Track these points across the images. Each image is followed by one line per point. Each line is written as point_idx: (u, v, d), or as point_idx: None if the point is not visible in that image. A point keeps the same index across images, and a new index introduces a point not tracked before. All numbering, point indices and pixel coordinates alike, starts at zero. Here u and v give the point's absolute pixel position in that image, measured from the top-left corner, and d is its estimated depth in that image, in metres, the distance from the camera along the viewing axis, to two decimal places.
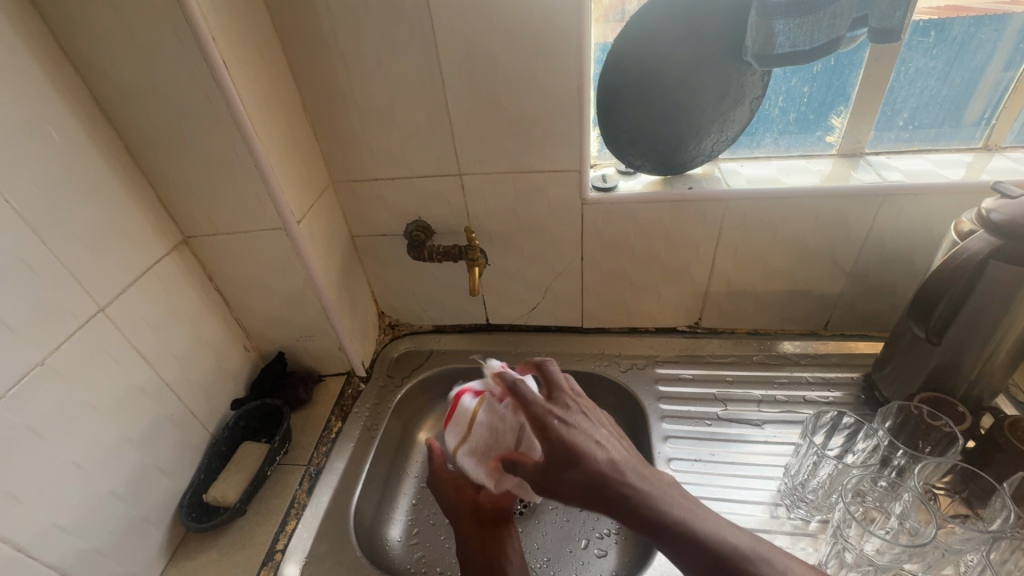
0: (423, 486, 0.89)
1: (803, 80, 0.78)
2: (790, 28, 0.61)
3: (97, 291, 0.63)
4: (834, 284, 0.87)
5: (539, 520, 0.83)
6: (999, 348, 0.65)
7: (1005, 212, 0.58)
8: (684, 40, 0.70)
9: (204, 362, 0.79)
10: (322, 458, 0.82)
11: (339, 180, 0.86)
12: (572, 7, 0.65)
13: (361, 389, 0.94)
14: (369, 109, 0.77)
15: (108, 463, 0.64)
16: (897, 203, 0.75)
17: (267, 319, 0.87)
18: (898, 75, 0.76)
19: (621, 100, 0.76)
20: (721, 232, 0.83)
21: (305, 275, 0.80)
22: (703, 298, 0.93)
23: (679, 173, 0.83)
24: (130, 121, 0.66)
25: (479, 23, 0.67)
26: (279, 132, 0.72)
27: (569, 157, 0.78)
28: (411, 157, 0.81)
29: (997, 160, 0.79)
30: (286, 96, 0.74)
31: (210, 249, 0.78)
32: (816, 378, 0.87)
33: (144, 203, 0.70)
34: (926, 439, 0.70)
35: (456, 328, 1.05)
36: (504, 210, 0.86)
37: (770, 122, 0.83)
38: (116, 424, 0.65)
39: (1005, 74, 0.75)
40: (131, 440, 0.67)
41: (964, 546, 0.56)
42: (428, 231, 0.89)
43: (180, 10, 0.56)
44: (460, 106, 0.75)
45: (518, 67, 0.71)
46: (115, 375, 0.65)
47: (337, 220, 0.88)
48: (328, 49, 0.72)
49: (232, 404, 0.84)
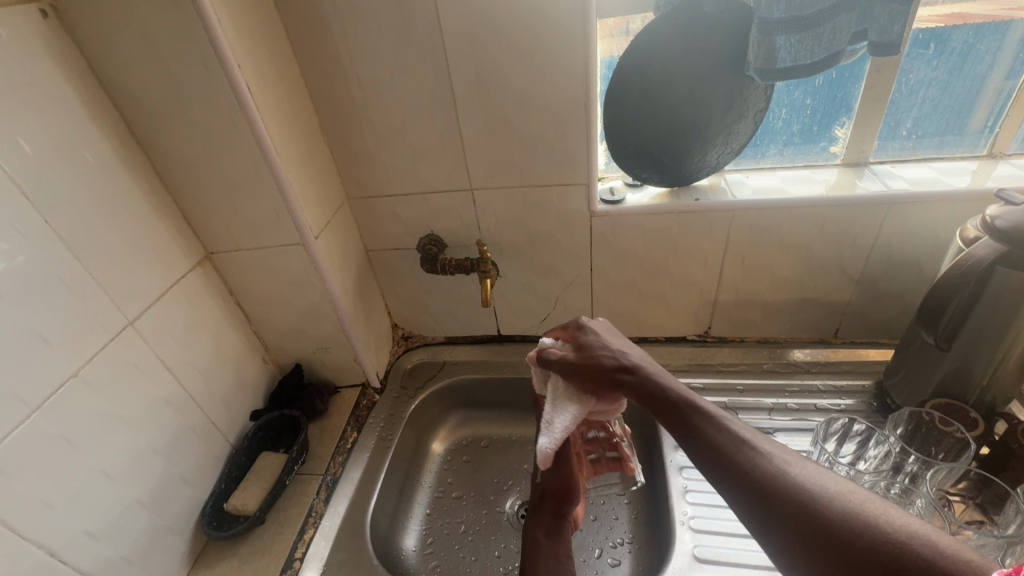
0: (437, 496, 0.91)
1: (805, 93, 0.80)
2: (790, 43, 0.63)
3: (127, 306, 0.66)
4: (843, 291, 0.87)
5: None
6: (1009, 354, 0.66)
7: (1011, 219, 0.58)
8: (688, 56, 0.72)
9: (224, 373, 0.81)
10: (339, 468, 0.84)
11: (353, 196, 0.89)
12: (578, 28, 0.68)
13: (375, 400, 0.96)
14: (383, 128, 0.80)
15: (134, 474, 0.66)
16: (903, 211, 0.76)
17: (285, 332, 0.89)
18: (899, 86, 0.78)
19: (627, 115, 0.79)
20: (729, 242, 0.84)
21: (322, 288, 0.82)
22: (712, 307, 0.94)
23: (685, 184, 0.85)
24: (158, 144, 0.69)
25: (490, 44, 0.70)
26: (298, 152, 0.75)
27: (578, 171, 0.80)
28: (425, 173, 0.84)
29: (1003, 166, 0.79)
30: (304, 117, 0.77)
31: (231, 264, 0.81)
32: (827, 386, 0.87)
33: (170, 221, 0.73)
34: (938, 445, 0.71)
35: (468, 339, 1.07)
36: (515, 223, 0.88)
37: (774, 134, 0.85)
38: (143, 434, 0.67)
39: (1008, 82, 0.76)
40: (156, 450, 0.69)
41: (979, 551, 0.56)
42: (441, 244, 0.91)
43: (208, 38, 0.59)
44: (471, 123, 0.78)
45: (527, 85, 0.73)
46: (142, 386, 0.67)
47: (352, 235, 0.91)
48: (345, 72, 0.75)
49: (251, 415, 0.86)
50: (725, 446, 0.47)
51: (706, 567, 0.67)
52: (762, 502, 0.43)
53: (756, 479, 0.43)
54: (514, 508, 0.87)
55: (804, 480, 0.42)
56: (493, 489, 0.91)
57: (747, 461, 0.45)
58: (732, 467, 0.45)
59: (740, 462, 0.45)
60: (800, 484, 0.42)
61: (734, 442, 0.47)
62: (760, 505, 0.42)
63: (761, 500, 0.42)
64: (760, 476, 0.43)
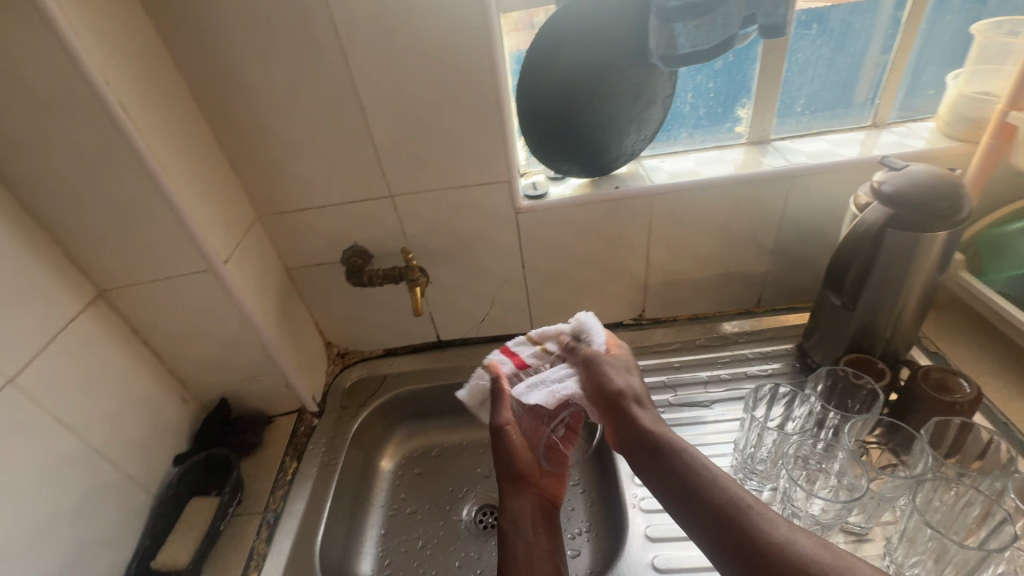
0: (390, 514, 0.88)
1: (707, 77, 0.83)
2: (688, 29, 0.64)
3: (4, 362, 0.58)
4: (760, 263, 0.92)
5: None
6: (906, 306, 0.71)
7: (894, 183, 0.65)
8: (596, 46, 0.72)
9: (138, 420, 0.74)
10: (280, 502, 0.79)
11: (265, 212, 0.83)
12: (481, 24, 0.67)
13: (315, 424, 0.91)
14: (288, 139, 0.75)
15: (36, 546, 0.59)
16: (804, 183, 0.81)
17: (204, 365, 0.82)
18: (790, 66, 0.83)
19: (542, 109, 0.78)
20: (652, 226, 0.86)
21: (240, 315, 0.76)
22: (643, 290, 0.96)
23: (605, 174, 0.86)
24: (21, 174, 0.61)
25: (393, 45, 0.68)
26: (193, 171, 0.69)
27: (498, 169, 0.79)
28: (340, 184, 0.80)
29: (886, 134, 0.85)
30: (196, 132, 0.71)
31: (130, 300, 0.73)
32: (755, 353, 0.92)
33: (47, 259, 0.65)
34: (854, 398, 0.76)
35: (407, 349, 1.03)
36: (441, 226, 0.86)
37: (684, 118, 0.88)
38: (42, 502, 0.60)
39: (884, 56, 0.82)
40: (61, 517, 0.62)
41: (895, 493, 0.61)
42: (366, 255, 0.87)
43: (66, 54, 0.53)
44: (382, 128, 0.75)
45: (436, 85, 0.71)
46: (34, 449, 0.60)
47: (269, 254, 0.85)
48: (239, 82, 0.70)
49: (175, 460, 0.79)
50: (678, 478, 0.51)
51: (659, 545, 0.69)
52: (715, 530, 0.47)
53: (721, 516, 0.47)
54: (471, 515, 0.87)
55: (750, 509, 0.47)
56: (449, 498, 0.90)
57: (702, 490, 0.49)
58: (698, 495, 0.49)
59: (681, 477, 0.51)
60: (745, 515, 0.46)
61: (696, 469, 0.51)
62: (725, 538, 0.46)
63: (715, 524, 0.47)
64: (730, 510, 0.47)
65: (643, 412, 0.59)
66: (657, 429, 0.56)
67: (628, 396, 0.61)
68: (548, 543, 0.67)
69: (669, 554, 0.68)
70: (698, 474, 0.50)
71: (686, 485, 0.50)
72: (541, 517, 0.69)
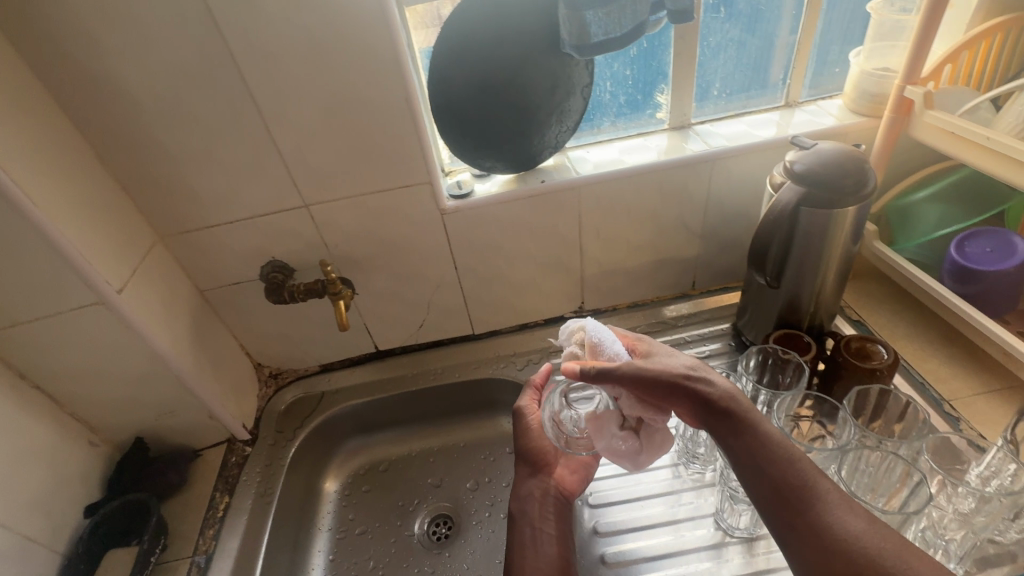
0: (338, 537, 0.84)
1: (623, 63, 0.83)
2: (599, 17, 0.63)
3: None
4: (692, 247, 0.93)
5: (465, 536, 0.83)
6: (827, 278, 0.74)
7: (805, 162, 0.66)
8: (506, 37, 0.70)
9: (34, 474, 0.67)
10: (211, 543, 0.74)
11: (166, 233, 0.76)
12: (378, 17, 0.63)
13: (247, 453, 0.85)
14: (181, 152, 0.69)
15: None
16: (725, 166, 0.83)
17: (111, 405, 0.75)
18: (703, 49, 0.83)
19: (457, 104, 0.74)
20: (582, 218, 0.86)
21: (144, 347, 0.70)
22: (581, 283, 0.95)
23: (531, 168, 0.83)
24: None
25: (286, 44, 0.63)
26: (70, 194, 0.62)
27: (417, 170, 0.76)
28: (247, 196, 0.74)
29: (799, 114, 0.87)
30: (70, 152, 0.64)
31: (11, 343, 0.66)
32: (693, 336, 0.93)
33: None
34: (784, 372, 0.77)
35: (344, 362, 0.97)
36: (363, 234, 0.81)
37: (605, 107, 0.87)
38: None
39: (791, 37, 0.84)
40: None
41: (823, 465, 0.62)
42: (286, 270, 0.82)
43: None
44: (286, 134, 0.70)
45: (340, 84, 0.67)
46: None
47: (176, 277, 0.78)
48: (115, 93, 0.63)
49: (86, 511, 0.73)
50: (791, 458, 0.51)
51: (605, 539, 0.69)
52: (777, 507, 0.50)
53: (787, 493, 0.50)
54: (423, 528, 0.85)
55: (817, 492, 0.49)
56: (399, 513, 0.87)
57: (778, 467, 0.51)
58: (767, 470, 0.51)
59: (775, 465, 0.51)
60: (812, 496, 0.49)
61: (775, 448, 0.52)
62: (787, 515, 0.49)
63: (793, 530, 0.49)
64: (797, 491, 0.50)
65: (718, 392, 0.55)
66: (745, 413, 0.54)
67: (694, 373, 0.57)
68: (555, 533, 0.67)
69: (617, 546, 0.68)
70: (770, 453, 0.51)
71: (753, 457, 0.52)
72: (552, 506, 0.69)
